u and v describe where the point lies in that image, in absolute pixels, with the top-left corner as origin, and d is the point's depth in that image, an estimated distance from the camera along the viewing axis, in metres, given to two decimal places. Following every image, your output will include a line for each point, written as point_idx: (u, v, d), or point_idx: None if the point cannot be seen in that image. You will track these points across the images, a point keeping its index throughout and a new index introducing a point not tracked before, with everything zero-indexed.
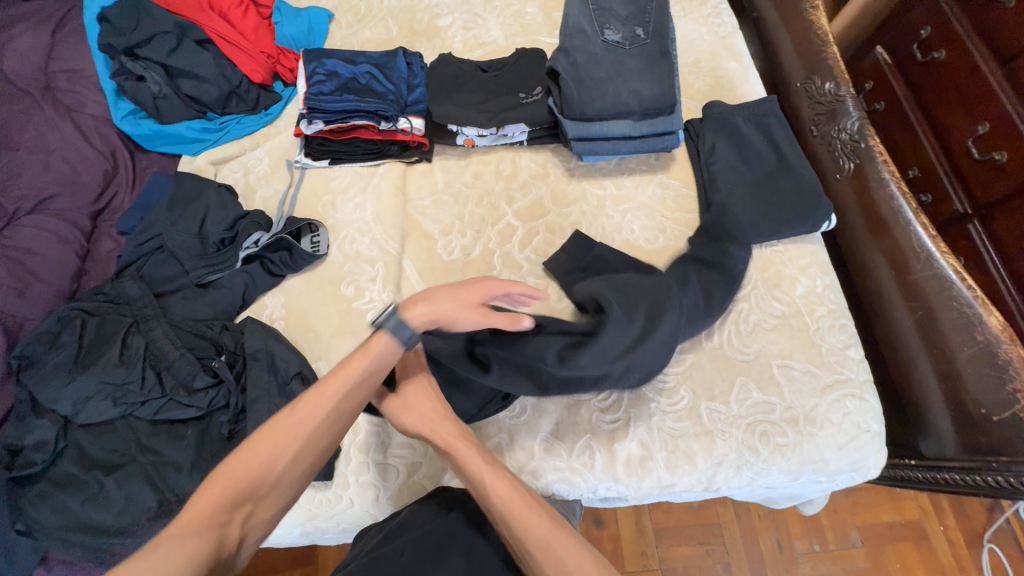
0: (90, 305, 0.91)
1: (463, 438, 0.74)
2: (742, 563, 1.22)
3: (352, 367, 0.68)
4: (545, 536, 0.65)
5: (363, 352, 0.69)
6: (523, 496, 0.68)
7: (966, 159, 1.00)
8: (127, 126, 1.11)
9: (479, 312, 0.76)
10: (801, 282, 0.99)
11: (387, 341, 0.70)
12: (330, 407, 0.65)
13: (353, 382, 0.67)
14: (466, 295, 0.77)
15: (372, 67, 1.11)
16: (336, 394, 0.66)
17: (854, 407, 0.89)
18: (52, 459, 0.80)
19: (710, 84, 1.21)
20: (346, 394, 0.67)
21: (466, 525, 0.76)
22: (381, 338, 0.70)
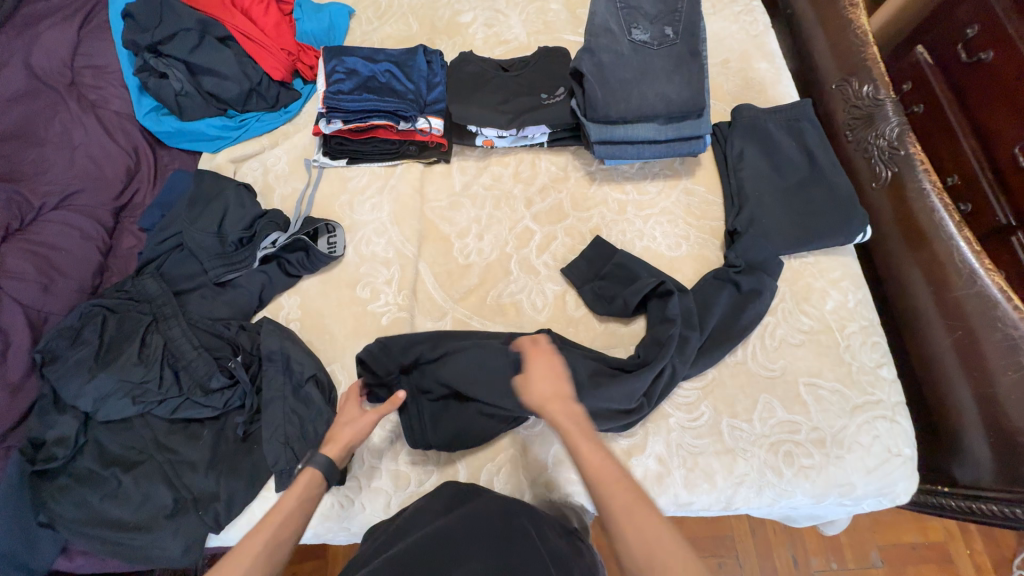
0: (111, 302, 0.91)
1: (573, 418, 0.71)
2: None
3: (286, 501, 0.67)
4: (630, 506, 0.60)
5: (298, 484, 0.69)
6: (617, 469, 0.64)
7: (1013, 168, 0.90)
8: (149, 123, 1.11)
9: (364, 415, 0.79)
10: (832, 296, 0.95)
11: (314, 470, 0.71)
12: (268, 534, 0.63)
13: (295, 503, 0.67)
14: (346, 407, 0.81)
15: (391, 65, 1.09)
16: (275, 523, 0.64)
17: (885, 430, 0.85)
18: (72, 454, 0.81)
19: (739, 85, 1.17)
20: (286, 519, 0.65)
21: (478, 515, 0.71)
22: (306, 473, 0.70)
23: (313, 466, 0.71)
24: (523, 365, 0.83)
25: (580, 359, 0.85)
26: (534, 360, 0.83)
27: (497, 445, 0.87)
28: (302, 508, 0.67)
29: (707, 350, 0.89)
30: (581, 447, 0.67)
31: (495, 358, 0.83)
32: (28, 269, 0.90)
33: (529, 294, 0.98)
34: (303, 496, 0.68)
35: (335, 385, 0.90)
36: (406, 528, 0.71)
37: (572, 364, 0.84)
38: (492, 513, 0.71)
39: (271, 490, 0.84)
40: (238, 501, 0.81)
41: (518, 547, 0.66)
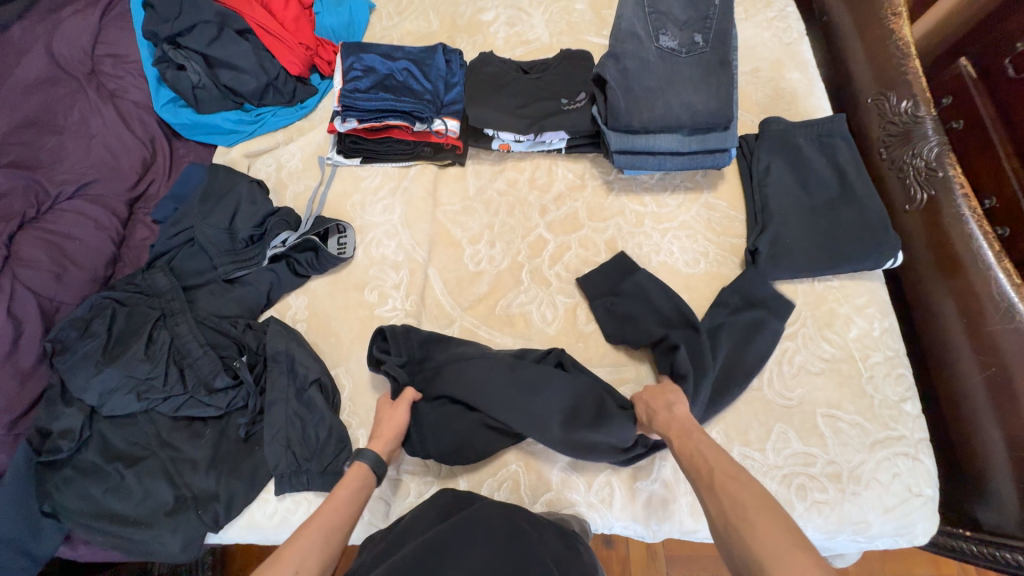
0: (122, 295, 0.92)
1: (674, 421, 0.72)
2: None
3: (338, 495, 0.68)
4: (713, 478, 0.62)
5: (345, 481, 0.70)
6: (703, 446, 0.67)
7: None
8: (167, 114, 1.11)
9: (397, 411, 0.80)
10: (856, 324, 0.91)
11: (361, 464, 0.72)
12: (321, 521, 0.64)
13: (344, 496, 0.68)
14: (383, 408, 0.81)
15: (409, 63, 1.07)
16: (329, 512, 0.65)
17: (906, 468, 0.81)
18: (77, 446, 0.81)
19: (769, 96, 1.12)
20: (339, 508, 0.66)
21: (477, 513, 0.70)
22: (357, 467, 0.72)
23: (359, 461, 0.73)
24: (529, 383, 0.82)
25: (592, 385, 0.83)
26: (543, 380, 0.82)
27: (500, 460, 0.85)
28: (353, 502, 0.68)
29: (722, 374, 0.85)
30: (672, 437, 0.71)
31: (503, 374, 0.82)
32: (42, 258, 0.91)
33: (539, 305, 0.95)
34: (354, 489, 0.69)
35: (339, 390, 0.89)
36: (407, 533, 0.70)
37: (580, 390, 0.82)
38: (492, 514, 0.71)
39: (271, 492, 0.84)
40: (238, 502, 0.81)
41: (530, 545, 0.66)
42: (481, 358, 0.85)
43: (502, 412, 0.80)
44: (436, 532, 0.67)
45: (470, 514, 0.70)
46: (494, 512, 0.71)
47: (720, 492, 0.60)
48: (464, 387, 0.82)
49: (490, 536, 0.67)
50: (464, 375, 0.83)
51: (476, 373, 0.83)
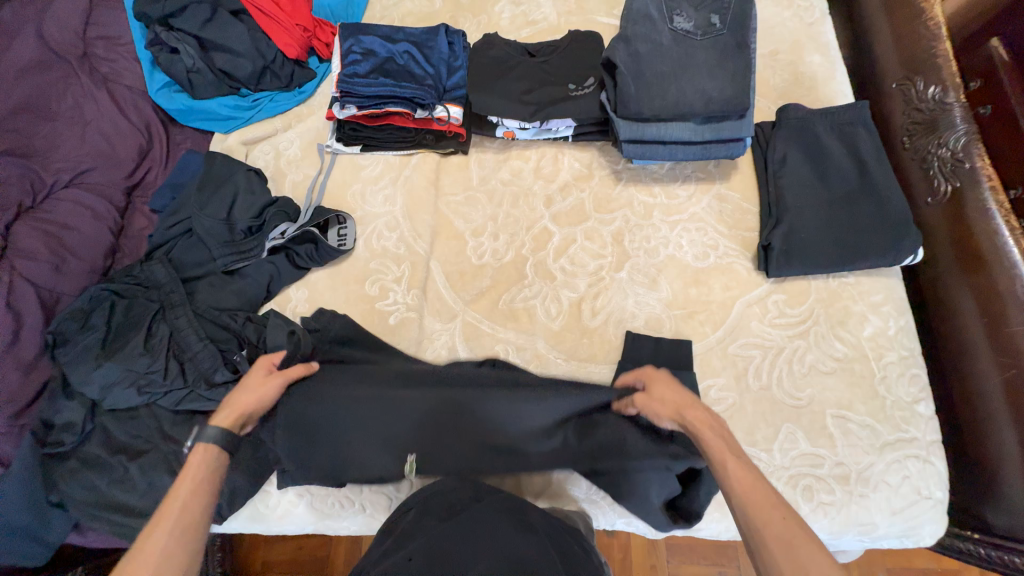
0: (121, 287, 0.91)
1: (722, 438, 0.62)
2: None
3: (178, 490, 0.60)
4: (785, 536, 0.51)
5: (188, 468, 0.63)
6: (766, 487, 0.56)
7: None
8: (162, 99, 1.08)
9: (267, 383, 0.75)
10: (870, 322, 0.88)
11: (205, 447, 0.65)
12: (171, 524, 0.57)
13: (191, 486, 0.61)
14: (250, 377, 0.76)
15: (410, 46, 1.03)
16: (177, 510, 0.58)
17: (916, 470, 0.80)
18: (81, 439, 0.82)
19: (788, 81, 1.06)
20: (188, 502, 0.59)
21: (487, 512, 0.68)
22: (199, 453, 0.65)
23: (204, 443, 0.66)
24: (458, 403, 0.77)
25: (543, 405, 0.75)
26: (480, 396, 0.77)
27: None
28: (204, 490, 0.61)
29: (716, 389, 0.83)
30: (729, 464, 0.59)
31: (422, 393, 0.78)
32: (40, 249, 0.89)
33: (543, 300, 0.93)
34: (200, 476, 0.62)
35: None
36: (412, 532, 0.67)
37: (522, 413, 0.75)
38: (500, 514, 0.68)
39: (273, 484, 0.85)
40: (240, 496, 0.81)
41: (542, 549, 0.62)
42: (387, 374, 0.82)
43: (400, 433, 0.76)
44: (436, 533, 0.64)
45: (475, 516, 0.67)
46: (501, 517, 0.67)
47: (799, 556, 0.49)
48: (357, 404, 0.77)
49: (497, 541, 0.62)
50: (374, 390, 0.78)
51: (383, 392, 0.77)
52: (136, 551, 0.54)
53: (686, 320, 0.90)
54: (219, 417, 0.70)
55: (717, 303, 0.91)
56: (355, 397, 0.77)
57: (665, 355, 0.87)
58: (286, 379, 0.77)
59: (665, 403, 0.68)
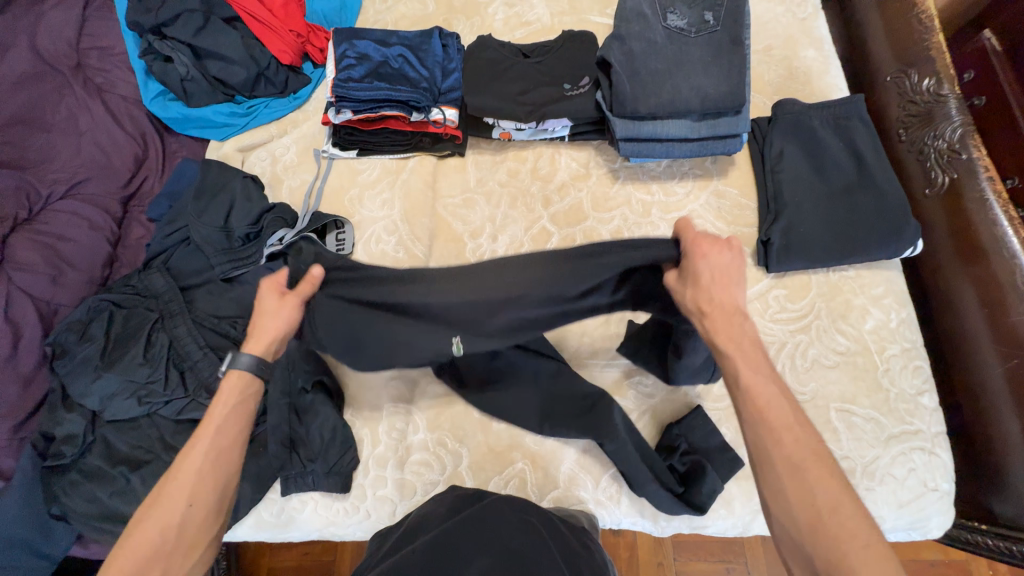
0: (119, 297, 0.90)
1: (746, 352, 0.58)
2: None
3: (213, 416, 0.64)
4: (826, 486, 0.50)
5: (223, 390, 0.66)
6: (791, 414, 0.54)
7: None
8: (157, 108, 1.07)
9: (282, 308, 0.69)
10: (872, 315, 0.88)
11: (238, 372, 0.66)
12: (205, 449, 0.61)
13: (226, 411, 0.65)
14: (268, 305, 0.69)
15: (405, 49, 1.03)
16: (211, 435, 0.62)
17: (922, 463, 0.79)
18: (81, 452, 0.81)
19: (782, 76, 1.06)
20: (222, 429, 0.63)
21: (499, 505, 0.70)
22: (232, 378, 0.66)
23: (237, 368, 0.67)
24: (481, 292, 0.63)
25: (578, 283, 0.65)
26: (501, 276, 0.63)
27: (506, 458, 0.83)
28: (235, 418, 0.64)
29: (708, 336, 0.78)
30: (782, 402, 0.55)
31: (448, 284, 0.64)
32: (37, 261, 0.89)
33: None
34: (230, 400, 0.65)
35: (342, 390, 0.88)
36: (415, 531, 0.68)
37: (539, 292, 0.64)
38: (504, 509, 0.69)
39: (277, 492, 0.84)
40: (243, 506, 0.80)
41: (541, 544, 0.62)
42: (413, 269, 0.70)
43: (431, 326, 0.66)
44: (444, 526, 0.64)
45: (486, 508, 0.69)
46: (510, 514, 0.68)
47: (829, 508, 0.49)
48: (378, 302, 0.66)
49: (499, 536, 0.63)
50: (394, 289, 0.66)
51: (405, 290, 0.65)
52: (177, 469, 0.60)
53: None
54: (249, 342, 0.68)
55: None
56: (377, 298, 0.66)
57: None
58: (299, 298, 0.69)
59: (695, 298, 0.60)
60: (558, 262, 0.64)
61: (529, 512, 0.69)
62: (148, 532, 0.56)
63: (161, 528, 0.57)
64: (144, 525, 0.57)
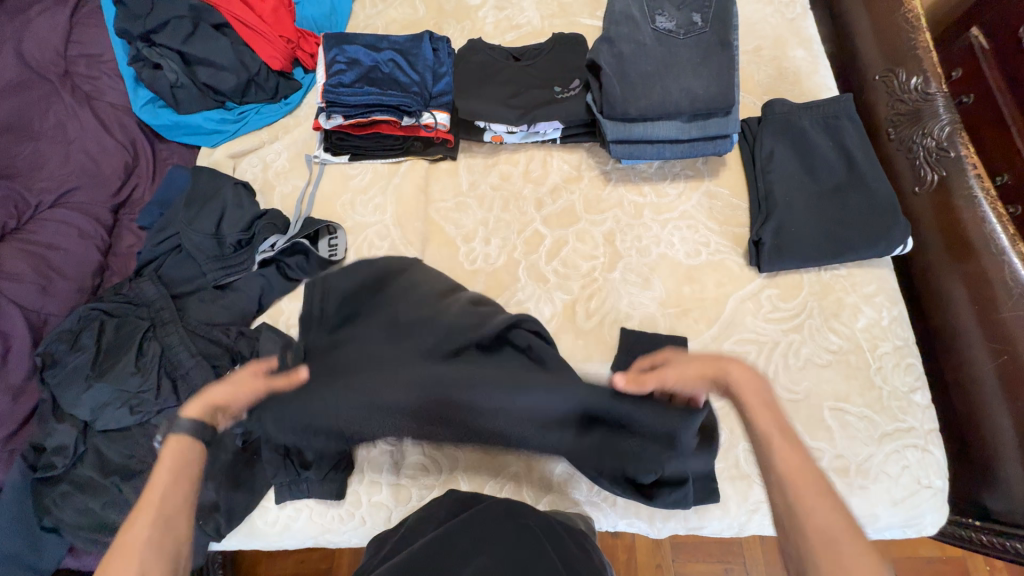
0: (110, 305, 0.90)
1: (773, 416, 0.61)
2: None
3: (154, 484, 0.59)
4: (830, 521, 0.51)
5: (166, 453, 0.62)
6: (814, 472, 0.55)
7: None
8: (146, 115, 1.07)
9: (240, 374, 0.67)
10: (864, 313, 0.88)
11: (178, 436, 0.63)
12: (154, 509, 0.57)
13: (170, 477, 0.60)
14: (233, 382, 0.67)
15: (395, 53, 1.03)
16: (155, 503, 0.57)
17: (915, 460, 0.80)
18: (73, 462, 0.80)
19: (772, 76, 1.07)
20: (164, 496, 0.58)
21: (497, 507, 0.69)
22: (173, 444, 0.63)
23: (177, 433, 0.63)
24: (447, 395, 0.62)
25: (550, 397, 0.63)
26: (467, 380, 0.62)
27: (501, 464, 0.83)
28: (185, 477, 0.61)
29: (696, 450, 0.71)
30: (776, 438, 0.58)
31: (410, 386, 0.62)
32: (26, 271, 0.88)
33: (537, 302, 0.93)
34: (176, 461, 0.61)
35: None
36: (414, 533, 0.68)
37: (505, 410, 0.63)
38: (501, 514, 0.68)
39: (271, 500, 0.84)
40: (238, 512, 0.79)
41: (540, 547, 0.62)
42: (396, 347, 0.65)
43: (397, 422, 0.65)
44: (445, 528, 0.65)
45: (479, 513, 0.68)
46: (508, 517, 0.67)
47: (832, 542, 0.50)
48: (353, 425, 0.65)
49: (499, 540, 0.62)
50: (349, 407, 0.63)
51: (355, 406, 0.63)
52: (120, 542, 0.54)
53: (680, 318, 0.90)
54: (187, 406, 0.66)
55: (710, 300, 0.91)
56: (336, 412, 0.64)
57: None
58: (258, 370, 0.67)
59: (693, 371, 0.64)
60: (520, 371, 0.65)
61: (525, 516, 0.68)
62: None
63: None
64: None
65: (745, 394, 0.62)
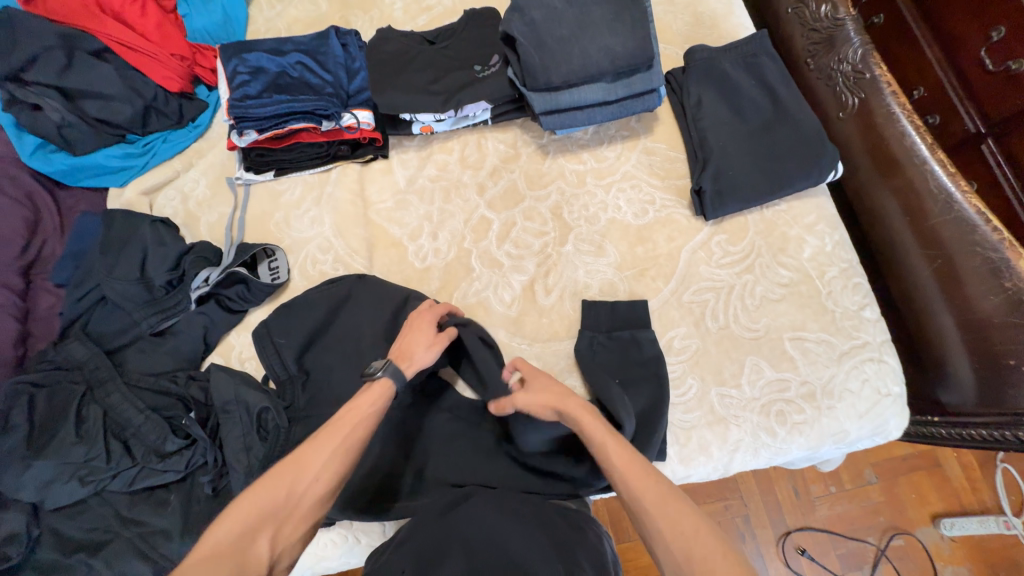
0: (37, 375, 0.83)
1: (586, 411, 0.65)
2: (760, 513, 1.16)
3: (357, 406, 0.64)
4: (665, 497, 0.54)
5: (361, 394, 0.66)
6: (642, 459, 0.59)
7: (976, 72, 0.81)
8: (38, 162, 0.97)
9: (427, 318, 0.77)
10: (808, 243, 0.91)
11: (387, 380, 0.67)
12: (330, 451, 0.59)
13: (367, 408, 0.64)
14: (417, 327, 0.75)
15: (302, 55, 0.96)
16: (349, 426, 0.62)
17: (874, 372, 0.84)
18: (29, 549, 0.74)
19: (689, 23, 1.07)
20: (359, 422, 0.63)
21: (482, 504, 0.67)
22: (381, 385, 0.67)
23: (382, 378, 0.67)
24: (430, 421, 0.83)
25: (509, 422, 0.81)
26: (453, 471, 0.79)
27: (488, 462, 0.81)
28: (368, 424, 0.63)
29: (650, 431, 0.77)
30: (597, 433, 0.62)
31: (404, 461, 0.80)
32: None
33: (495, 289, 0.91)
34: (361, 406, 0.64)
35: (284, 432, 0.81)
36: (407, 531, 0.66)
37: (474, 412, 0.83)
38: (488, 511, 0.66)
39: None
40: None
41: (529, 537, 0.61)
42: None
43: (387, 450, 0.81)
44: (430, 531, 0.63)
45: (468, 511, 0.66)
46: (493, 510, 0.65)
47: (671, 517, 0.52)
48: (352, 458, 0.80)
49: (483, 536, 0.60)
50: None
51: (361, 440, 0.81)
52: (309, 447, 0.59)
53: (638, 279, 0.91)
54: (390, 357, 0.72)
55: (664, 256, 0.92)
56: None
57: (623, 317, 0.87)
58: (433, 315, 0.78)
59: (542, 392, 0.68)
60: (494, 474, 0.78)
61: (513, 504, 0.67)
62: (246, 511, 0.53)
63: (286, 490, 0.55)
64: (245, 503, 0.54)
65: (574, 411, 0.65)
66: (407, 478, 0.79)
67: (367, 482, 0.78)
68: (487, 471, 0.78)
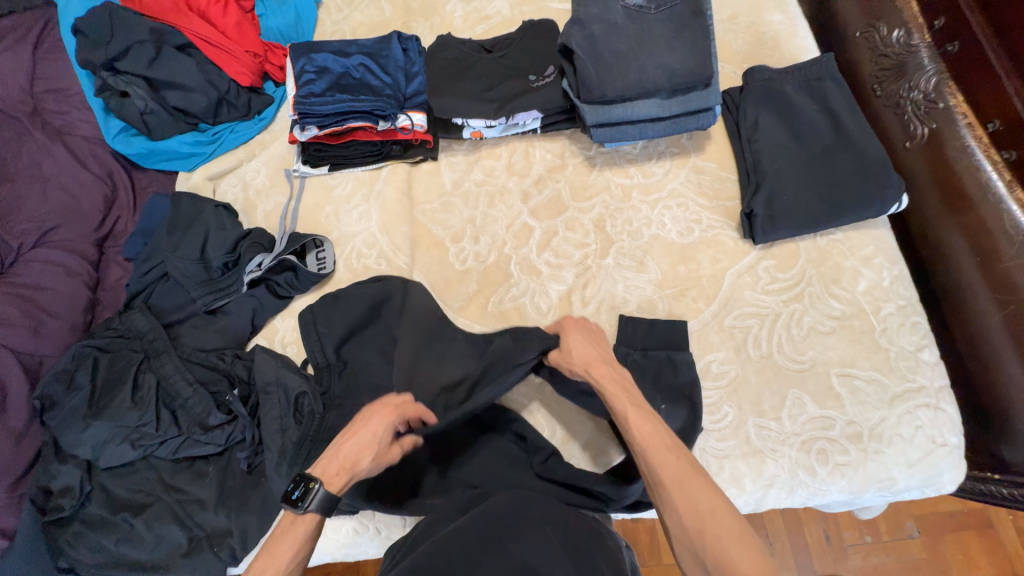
0: (103, 341, 0.89)
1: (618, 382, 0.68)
2: (787, 555, 1.09)
3: (280, 550, 0.59)
4: (697, 503, 0.54)
5: (284, 531, 0.61)
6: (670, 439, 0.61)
7: None
8: (120, 145, 1.05)
9: (378, 421, 0.68)
10: (864, 276, 0.87)
11: (311, 513, 0.61)
12: None
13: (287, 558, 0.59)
14: (369, 426, 0.67)
15: (365, 57, 1.00)
16: None
17: (928, 419, 0.78)
18: (81, 502, 0.79)
19: (750, 42, 1.05)
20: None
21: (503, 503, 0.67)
22: (308, 521, 0.61)
23: (309, 511, 0.61)
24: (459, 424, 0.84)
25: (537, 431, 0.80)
26: (477, 475, 0.79)
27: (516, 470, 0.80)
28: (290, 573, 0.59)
29: None
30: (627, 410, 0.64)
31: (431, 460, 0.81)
32: (14, 314, 0.87)
33: (532, 296, 0.92)
34: (282, 553, 0.59)
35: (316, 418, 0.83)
36: (428, 529, 0.67)
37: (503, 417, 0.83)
38: (506, 508, 0.66)
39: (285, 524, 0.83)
40: (251, 537, 0.78)
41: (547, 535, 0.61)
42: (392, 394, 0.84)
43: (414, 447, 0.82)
44: (454, 526, 0.63)
45: (487, 508, 0.67)
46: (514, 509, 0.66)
47: (695, 513, 0.54)
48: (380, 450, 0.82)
49: (503, 532, 0.61)
50: None
51: None
52: None
53: (678, 298, 0.89)
54: (326, 469, 0.65)
55: (707, 277, 0.89)
56: None
57: (659, 337, 0.85)
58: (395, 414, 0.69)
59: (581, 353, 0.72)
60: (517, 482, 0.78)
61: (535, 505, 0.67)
62: None
63: None
64: None
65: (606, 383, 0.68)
66: (431, 476, 0.80)
67: (393, 476, 0.80)
68: (510, 479, 0.78)
